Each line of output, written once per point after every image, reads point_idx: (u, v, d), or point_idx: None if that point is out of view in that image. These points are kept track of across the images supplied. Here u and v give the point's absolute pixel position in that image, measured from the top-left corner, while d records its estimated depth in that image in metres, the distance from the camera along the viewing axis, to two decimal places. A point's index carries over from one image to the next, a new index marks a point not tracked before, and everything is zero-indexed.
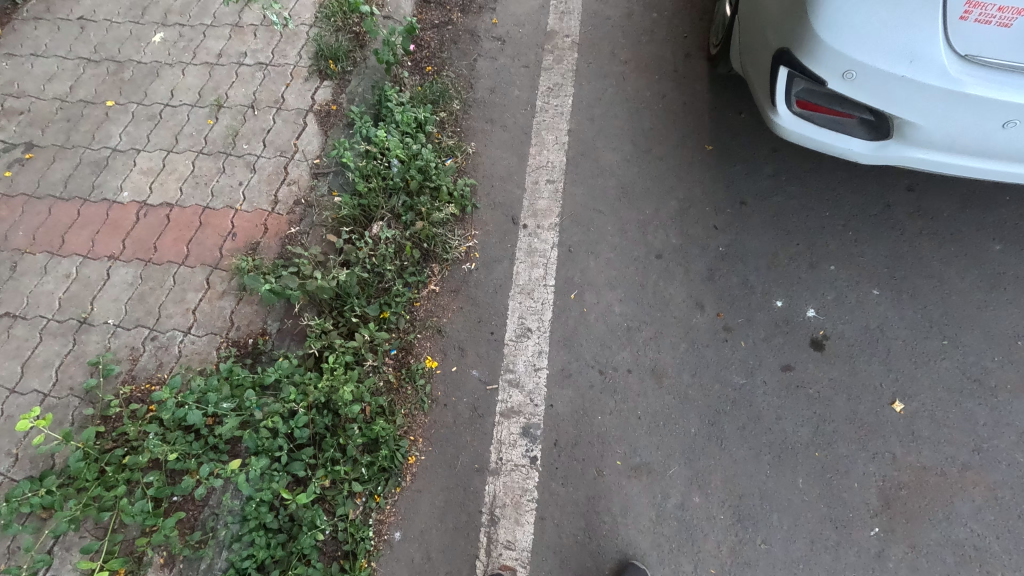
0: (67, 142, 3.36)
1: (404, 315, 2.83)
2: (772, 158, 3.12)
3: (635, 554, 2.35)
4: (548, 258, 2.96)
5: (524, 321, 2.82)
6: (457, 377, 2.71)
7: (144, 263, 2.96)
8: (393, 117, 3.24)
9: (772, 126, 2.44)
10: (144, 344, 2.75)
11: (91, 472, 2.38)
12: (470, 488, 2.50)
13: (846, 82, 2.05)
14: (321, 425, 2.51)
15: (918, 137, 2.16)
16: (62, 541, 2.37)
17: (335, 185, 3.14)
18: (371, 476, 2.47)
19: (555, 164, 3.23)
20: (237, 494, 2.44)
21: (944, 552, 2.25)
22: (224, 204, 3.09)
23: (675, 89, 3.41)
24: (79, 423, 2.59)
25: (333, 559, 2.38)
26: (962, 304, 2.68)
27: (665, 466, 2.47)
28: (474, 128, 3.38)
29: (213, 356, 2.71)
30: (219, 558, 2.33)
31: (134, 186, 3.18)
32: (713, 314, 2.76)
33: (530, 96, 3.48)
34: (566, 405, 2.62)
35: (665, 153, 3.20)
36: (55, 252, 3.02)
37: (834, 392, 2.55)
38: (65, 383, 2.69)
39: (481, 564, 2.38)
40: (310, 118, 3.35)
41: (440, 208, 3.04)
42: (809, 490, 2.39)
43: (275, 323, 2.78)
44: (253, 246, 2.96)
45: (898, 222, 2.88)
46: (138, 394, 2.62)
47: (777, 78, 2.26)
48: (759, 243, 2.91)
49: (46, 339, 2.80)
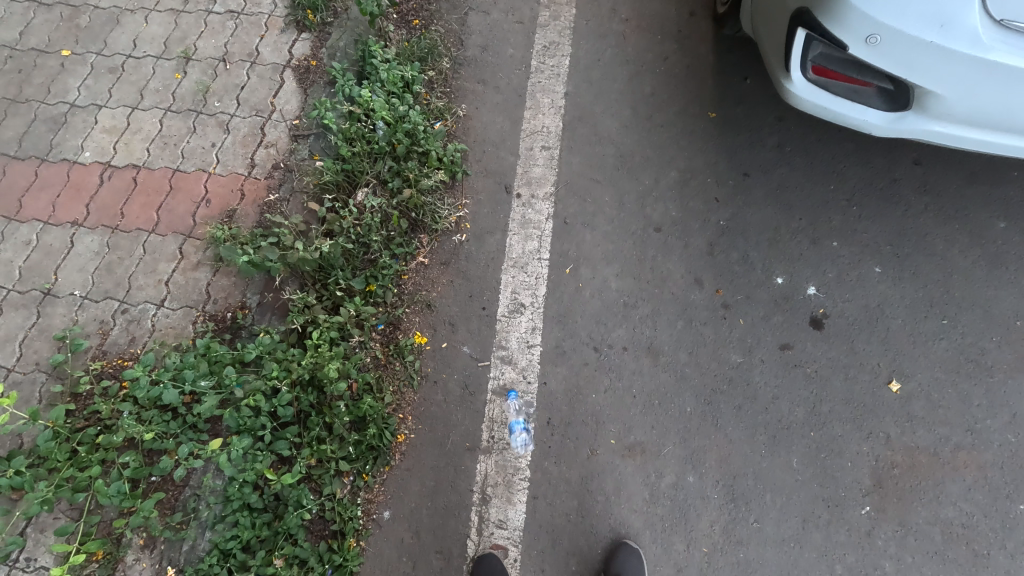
0: (19, 96, 3.07)
1: (391, 288, 2.71)
2: (777, 128, 2.98)
3: (627, 533, 2.34)
4: (542, 230, 2.83)
5: (517, 296, 2.71)
6: (447, 354, 2.62)
7: (110, 230, 2.76)
8: (378, 76, 3.03)
9: (784, 94, 2.30)
10: (114, 317, 2.59)
11: (62, 453, 2.27)
12: (461, 468, 2.44)
13: (869, 47, 1.91)
14: (305, 403, 2.42)
15: (938, 108, 2.04)
16: (36, 523, 2.27)
17: (316, 148, 2.94)
18: (359, 454, 2.41)
19: (551, 129, 3.05)
20: (219, 474, 2.35)
21: (932, 531, 2.28)
22: (196, 167, 2.88)
23: (678, 51, 3.22)
24: (47, 400, 2.45)
25: (321, 538, 2.34)
26: (963, 284, 2.63)
27: (659, 446, 2.44)
28: (465, 89, 3.17)
29: (189, 330, 2.56)
30: (202, 540, 2.26)
31: (96, 146, 2.94)
32: (711, 291, 2.68)
33: (524, 56, 3.26)
34: (560, 383, 2.55)
35: (666, 121, 3.04)
36: (12, 216, 2.80)
37: (832, 371, 2.52)
38: (31, 358, 2.53)
39: (472, 544, 2.35)
40: (288, 74, 3.10)
41: (429, 175, 2.87)
42: (804, 469, 2.38)
43: (254, 296, 2.63)
44: (229, 213, 2.77)
45: (903, 198, 2.80)
46: (110, 370, 2.48)
47: (793, 41, 2.11)
48: (761, 217, 2.81)
49: (6, 311, 2.62)
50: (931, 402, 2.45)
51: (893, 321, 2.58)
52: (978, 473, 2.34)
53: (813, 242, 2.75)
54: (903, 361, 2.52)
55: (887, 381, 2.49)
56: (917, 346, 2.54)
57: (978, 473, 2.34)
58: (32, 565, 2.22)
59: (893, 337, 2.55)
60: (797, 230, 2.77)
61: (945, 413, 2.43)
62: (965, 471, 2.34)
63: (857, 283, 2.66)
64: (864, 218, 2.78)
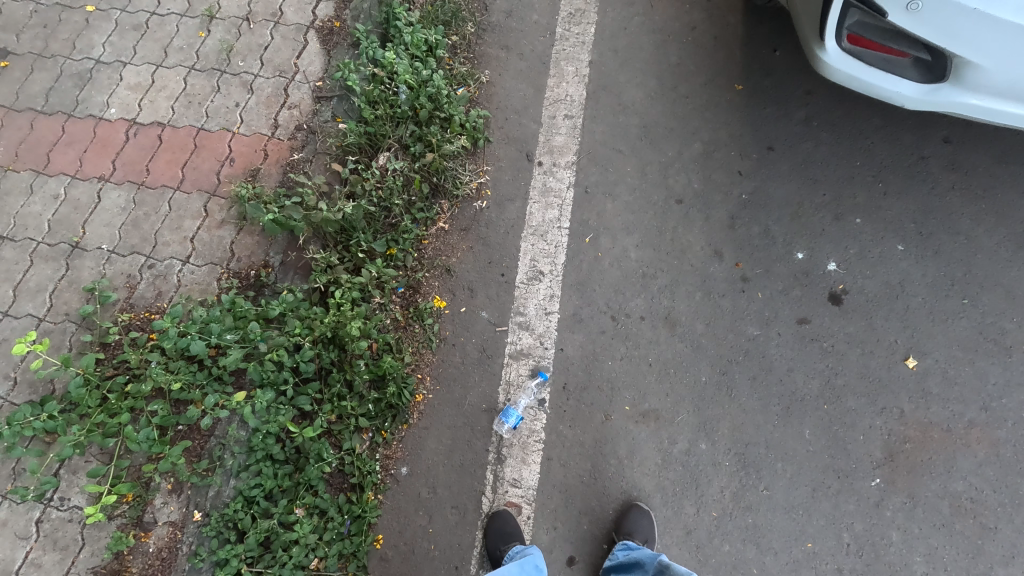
0: (45, 50, 3.08)
1: (411, 253, 2.74)
2: (805, 102, 2.94)
3: (639, 496, 2.40)
4: (563, 199, 2.83)
5: (536, 263, 2.73)
6: (466, 318, 2.66)
7: (136, 186, 2.79)
8: (401, 39, 3.01)
9: (816, 63, 2.27)
10: (141, 272, 2.64)
11: (93, 399, 2.33)
12: (477, 428, 2.50)
13: (909, 14, 1.88)
14: (327, 360, 2.47)
15: (977, 80, 1.99)
16: (69, 465, 2.35)
17: (339, 111, 2.93)
18: (378, 412, 2.47)
19: (575, 98, 3.03)
20: (243, 425, 2.41)
21: (940, 503, 2.33)
22: (220, 126, 2.89)
23: (706, 21, 3.16)
24: (77, 349, 2.51)
25: (340, 490, 2.42)
26: (987, 263, 2.62)
27: (674, 413, 2.48)
28: (488, 55, 3.14)
29: (214, 286, 2.61)
30: (227, 487, 2.34)
31: (122, 103, 2.95)
32: (731, 264, 2.68)
33: (549, 22, 3.21)
34: (577, 350, 2.58)
35: (692, 92, 3.01)
36: (40, 170, 2.83)
37: (849, 346, 2.54)
38: (61, 309, 2.59)
39: (487, 501, 2.42)
40: (311, 35, 3.08)
41: (451, 140, 2.86)
42: (815, 441, 2.43)
43: (278, 255, 2.67)
44: (253, 172, 2.79)
45: (930, 175, 2.77)
46: (138, 322, 2.54)
47: (829, 8, 2.08)
48: (784, 192, 2.79)
49: (36, 262, 2.67)
50: (946, 379, 2.47)
51: (914, 299, 2.58)
52: (990, 449, 2.37)
53: (836, 218, 2.73)
54: (920, 338, 2.53)
55: (904, 357, 2.51)
56: (936, 324, 2.54)
57: (990, 449, 2.37)
58: (67, 504, 2.31)
59: (912, 314, 2.56)
60: (820, 205, 2.75)
61: (961, 390, 2.45)
62: (977, 447, 2.38)
63: (879, 260, 2.65)
64: (890, 195, 2.75)
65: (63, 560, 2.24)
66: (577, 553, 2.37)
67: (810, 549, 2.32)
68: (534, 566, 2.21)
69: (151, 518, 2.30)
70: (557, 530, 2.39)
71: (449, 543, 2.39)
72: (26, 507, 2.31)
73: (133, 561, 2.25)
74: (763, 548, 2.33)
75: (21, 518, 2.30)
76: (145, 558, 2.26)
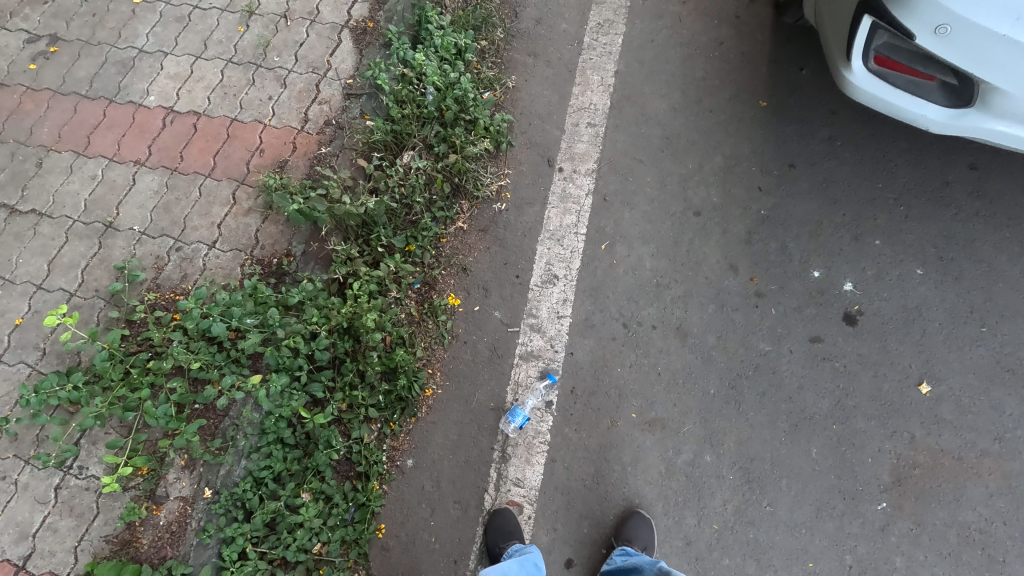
0: (92, 38, 3.21)
1: (430, 250, 2.79)
2: (829, 122, 2.94)
3: (641, 503, 2.40)
4: (582, 205, 2.87)
5: (551, 267, 2.76)
6: (479, 317, 2.70)
7: (170, 171, 2.89)
8: (432, 41, 3.08)
9: (842, 82, 2.28)
10: (169, 254, 2.73)
11: (116, 373, 2.41)
12: (484, 426, 2.53)
13: (937, 38, 1.89)
14: (340, 350, 2.51)
15: (1004, 107, 1.98)
16: (89, 435, 2.44)
17: (368, 108, 3.02)
18: (387, 403, 2.51)
19: (599, 106, 3.06)
20: (257, 408, 2.47)
21: (948, 532, 2.29)
22: (253, 117, 2.98)
23: (734, 36, 3.18)
24: (105, 324, 2.61)
25: (346, 478, 2.46)
26: (1007, 292, 2.59)
27: (680, 424, 2.48)
28: (516, 60, 3.20)
29: (237, 272, 2.69)
30: (238, 466, 2.40)
31: (161, 91, 3.06)
32: (746, 278, 2.69)
33: (578, 31, 3.26)
34: (586, 354, 2.60)
35: (715, 107, 3.02)
36: (81, 151, 2.95)
37: (861, 367, 2.52)
38: (91, 285, 2.69)
39: (489, 498, 2.45)
40: (345, 34, 3.17)
41: (474, 142, 2.91)
42: (822, 460, 2.41)
43: (299, 245, 2.73)
44: (281, 163, 2.87)
45: (953, 201, 2.74)
46: (163, 302, 2.62)
47: (858, 28, 2.10)
48: (803, 210, 2.79)
49: (72, 239, 2.78)
50: (960, 407, 2.44)
51: (931, 324, 2.56)
52: (1002, 481, 2.34)
53: (854, 238, 2.72)
54: (936, 364, 2.50)
55: (917, 382, 2.48)
56: (952, 351, 2.51)
57: (1001, 481, 2.34)
58: (85, 473, 2.39)
59: (928, 339, 2.53)
60: (839, 225, 2.75)
61: (974, 419, 2.42)
62: (989, 477, 2.34)
63: (896, 283, 2.63)
64: (911, 218, 2.73)
65: (78, 527, 2.32)
66: (575, 555, 2.39)
67: (811, 569, 2.30)
68: (534, 565, 2.25)
69: (163, 492, 2.37)
70: (557, 532, 2.41)
71: (450, 537, 2.42)
72: (47, 473, 2.40)
73: (144, 533, 2.31)
74: (763, 565, 2.31)
75: (42, 483, 2.38)
76: (155, 530, 2.32)
